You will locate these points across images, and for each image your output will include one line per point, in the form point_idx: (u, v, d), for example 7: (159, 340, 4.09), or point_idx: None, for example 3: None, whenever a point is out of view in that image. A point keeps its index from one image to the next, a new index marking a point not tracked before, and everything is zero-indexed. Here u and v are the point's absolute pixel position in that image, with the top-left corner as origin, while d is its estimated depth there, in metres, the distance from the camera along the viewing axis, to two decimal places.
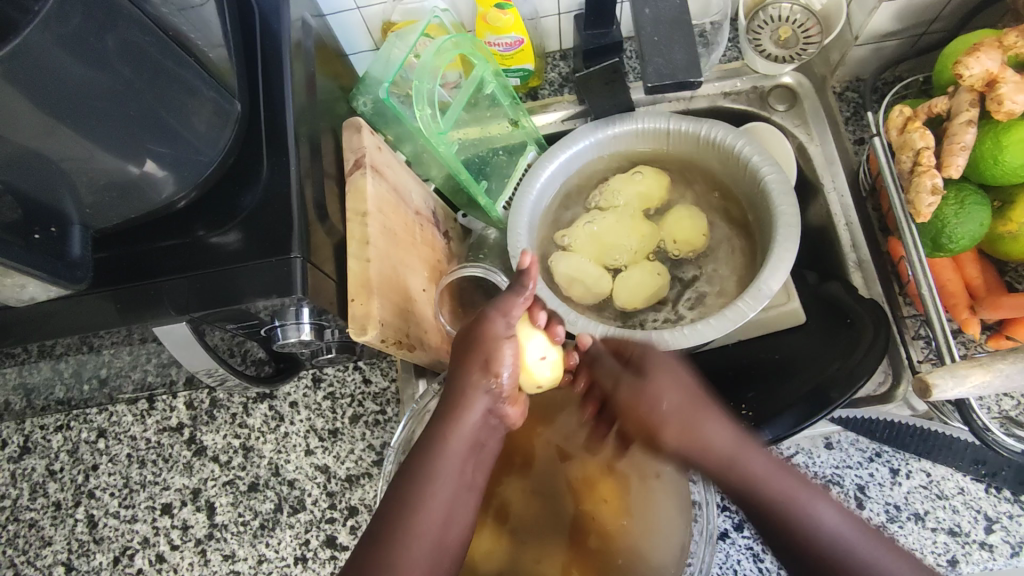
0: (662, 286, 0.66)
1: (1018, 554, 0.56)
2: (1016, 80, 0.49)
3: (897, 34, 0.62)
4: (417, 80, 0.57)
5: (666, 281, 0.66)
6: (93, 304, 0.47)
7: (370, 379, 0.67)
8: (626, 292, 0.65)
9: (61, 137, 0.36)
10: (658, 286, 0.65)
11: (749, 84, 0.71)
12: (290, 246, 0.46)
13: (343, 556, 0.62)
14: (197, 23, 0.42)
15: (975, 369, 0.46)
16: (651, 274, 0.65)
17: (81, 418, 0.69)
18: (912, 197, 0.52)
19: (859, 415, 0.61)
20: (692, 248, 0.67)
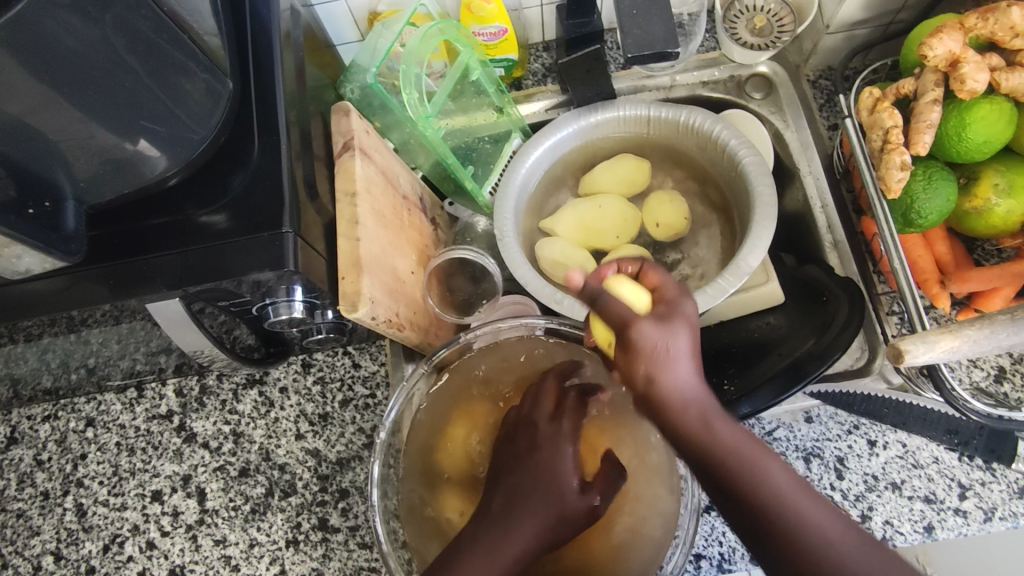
0: None
1: (990, 519, 0.58)
2: (977, 60, 0.51)
3: (866, 23, 0.65)
4: (404, 65, 0.59)
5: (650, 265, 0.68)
6: (85, 282, 0.47)
7: (360, 363, 0.68)
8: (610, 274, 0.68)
9: (56, 110, 0.37)
10: None
11: (726, 73, 0.73)
12: (282, 221, 0.47)
13: (334, 538, 0.63)
14: (190, 3, 0.42)
15: (945, 335, 0.48)
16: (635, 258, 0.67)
17: (69, 408, 0.69)
18: (883, 174, 0.54)
19: (837, 390, 0.63)
20: (677, 231, 0.68)
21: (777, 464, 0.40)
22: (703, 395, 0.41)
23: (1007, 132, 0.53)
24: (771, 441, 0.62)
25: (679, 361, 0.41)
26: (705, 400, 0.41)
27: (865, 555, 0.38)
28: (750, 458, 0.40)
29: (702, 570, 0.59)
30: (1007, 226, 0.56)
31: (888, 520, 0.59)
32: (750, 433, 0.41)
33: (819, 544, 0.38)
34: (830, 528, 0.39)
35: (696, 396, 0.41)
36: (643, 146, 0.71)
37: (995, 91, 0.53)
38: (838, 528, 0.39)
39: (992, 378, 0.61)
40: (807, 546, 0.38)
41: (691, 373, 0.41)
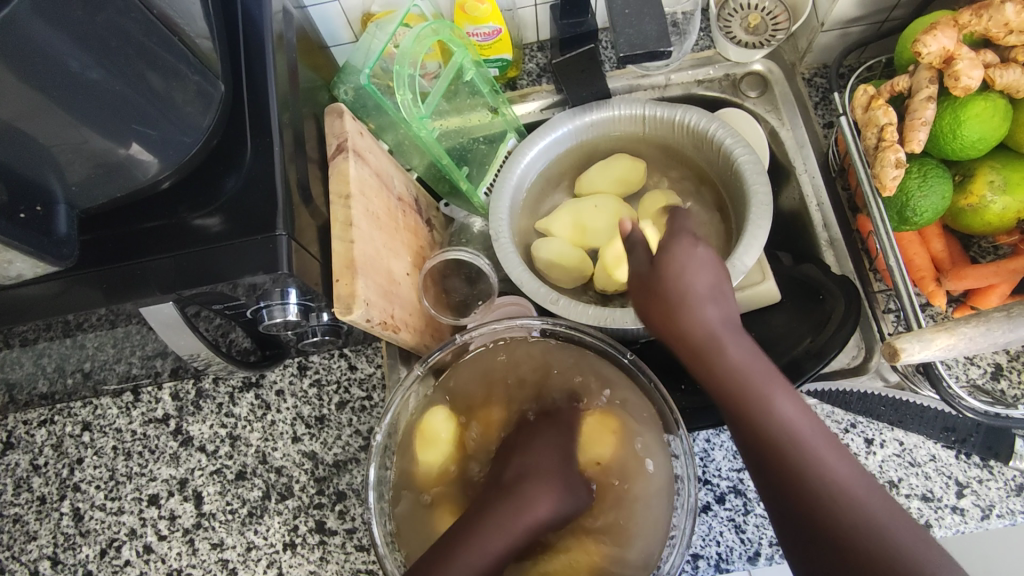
0: None
1: (988, 517, 0.58)
2: (971, 56, 0.51)
3: (861, 20, 0.65)
4: (398, 66, 0.58)
5: None
6: (78, 286, 0.47)
7: (356, 365, 0.68)
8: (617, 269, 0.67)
9: (46, 115, 0.37)
10: None
11: (721, 71, 0.73)
12: (275, 224, 0.47)
13: (331, 540, 0.63)
14: (180, 6, 0.42)
15: (941, 332, 0.48)
16: None
17: (65, 412, 0.69)
18: (878, 172, 0.54)
19: (833, 388, 0.64)
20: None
21: (786, 398, 0.41)
22: (721, 326, 0.43)
23: (1002, 129, 0.52)
24: None
25: (694, 284, 0.43)
26: (725, 338, 0.42)
27: (862, 490, 0.38)
28: (761, 386, 0.41)
29: (700, 570, 0.59)
30: (1003, 223, 0.56)
31: None
32: (768, 366, 0.42)
33: (815, 470, 0.38)
34: (828, 462, 0.39)
35: (715, 326, 0.43)
36: (638, 146, 0.71)
37: (990, 88, 0.53)
38: (846, 471, 0.39)
39: (989, 375, 0.61)
40: (799, 471, 0.39)
41: (714, 300, 0.43)
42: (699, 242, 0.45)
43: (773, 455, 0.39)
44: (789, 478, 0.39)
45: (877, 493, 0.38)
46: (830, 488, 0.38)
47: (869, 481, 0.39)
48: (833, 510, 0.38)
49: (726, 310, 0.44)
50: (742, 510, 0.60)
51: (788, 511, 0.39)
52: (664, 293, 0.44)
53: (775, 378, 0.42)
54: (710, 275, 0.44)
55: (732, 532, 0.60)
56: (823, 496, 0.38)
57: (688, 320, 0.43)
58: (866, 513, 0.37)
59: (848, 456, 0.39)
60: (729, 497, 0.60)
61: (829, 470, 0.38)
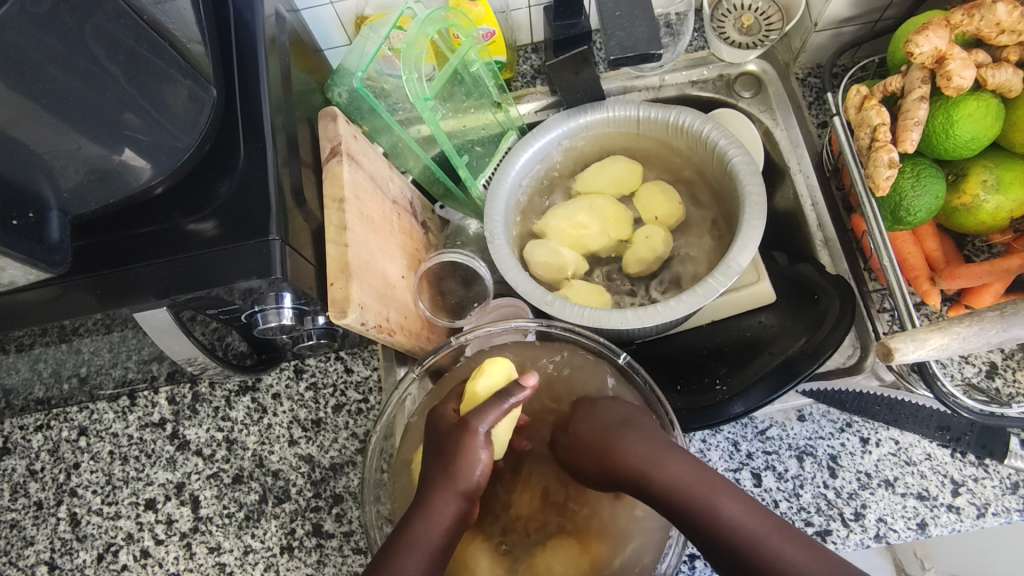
0: (658, 249, 0.67)
1: (984, 515, 0.58)
2: (963, 56, 0.51)
3: (854, 20, 0.65)
4: (405, 45, 0.57)
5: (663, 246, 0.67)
6: (72, 292, 0.47)
7: (352, 368, 0.68)
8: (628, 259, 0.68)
9: (38, 122, 0.37)
10: (655, 250, 0.67)
11: (715, 72, 0.73)
12: (269, 228, 0.47)
13: (329, 543, 0.62)
14: (171, 12, 0.42)
15: (934, 332, 0.48)
16: (647, 238, 0.67)
17: (61, 417, 0.69)
18: (871, 172, 0.54)
19: (828, 388, 0.64)
20: (673, 220, 0.68)
21: (677, 460, 0.49)
22: (647, 461, 0.49)
23: (994, 128, 0.53)
24: (764, 440, 0.62)
25: (611, 410, 0.53)
26: (619, 434, 0.51)
27: (757, 525, 0.45)
28: (658, 457, 0.49)
29: (696, 570, 0.59)
30: (996, 222, 0.56)
31: (882, 518, 0.59)
32: (658, 436, 0.51)
33: (720, 519, 0.46)
34: (721, 506, 0.46)
35: (607, 430, 0.51)
36: (633, 146, 0.71)
37: (982, 88, 0.53)
38: (736, 509, 0.46)
39: (984, 374, 0.61)
40: (703, 518, 0.46)
41: (608, 417, 0.52)
42: (599, 399, 0.55)
43: (680, 506, 0.47)
44: (700, 527, 0.46)
45: (772, 522, 0.45)
46: (730, 526, 0.45)
47: (759, 514, 0.46)
48: (746, 545, 0.45)
49: (624, 413, 0.53)
50: None
51: (715, 547, 0.46)
52: (578, 439, 0.52)
53: (668, 449, 0.50)
54: (614, 406, 0.54)
55: None
56: (730, 538, 0.45)
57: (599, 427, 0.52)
58: (775, 551, 0.44)
59: (745, 500, 0.47)
60: None
61: (729, 514, 0.46)
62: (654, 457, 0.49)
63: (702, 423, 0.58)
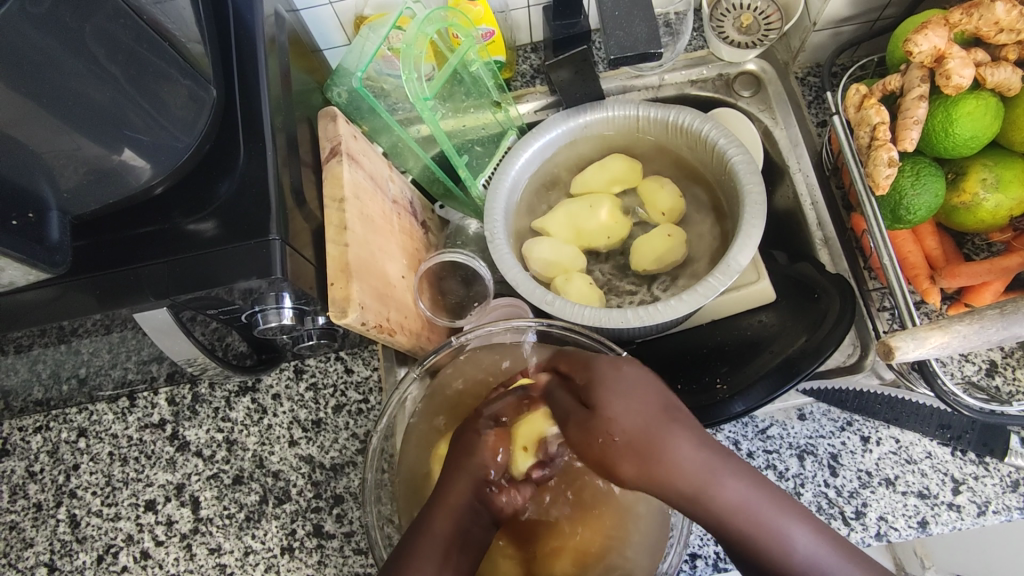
0: (674, 247, 0.66)
1: (984, 513, 0.58)
2: (962, 55, 0.51)
3: (852, 19, 0.65)
4: (405, 45, 0.57)
5: (679, 243, 0.66)
6: (72, 292, 0.47)
7: (352, 368, 0.68)
8: (640, 255, 0.67)
9: (37, 122, 0.37)
10: (668, 248, 0.66)
11: (715, 71, 0.73)
12: (269, 228, 0.47)
13: (329, 544, 0.62)
14: (170, 11, 0.42)
15: (935, 330, 0.48)
16: (660, 236, 0.66)
17: (60, 418, 0.69)
18: (871, 171, 0.54)
19: (828, 386, 0.64)
20: (678, 212, 0.68)
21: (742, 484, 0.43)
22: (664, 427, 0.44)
23: (993, 127, 0.53)
24: (764, 439, 0.62)
25: (626, 412, 0.45)
26: (666, 437, 0.44)
27: (822, 548, 0.42)
28: (708, 484, 0.43)
29: (698, 569, 0.59)
30: (995, 221, 0.56)
31: (883, 516, 0.59)
32: (708, 449, 0.44)
33: (784, 545, 0.42)
34: (789, 530, 0.42)
35: (649, 424, 0.44)
36: (633, 145, 0.71)
37: (981, 87, 0.53)
38: (807, 538, 0.42)
39: (984, 372, 0.61)
40: (771, 554, 0.42)
41: (648, 407, 0.45)
42: (624, 361, 0.48)
43: (739, 537, 0.43)
44: (750, 550, 0.42)
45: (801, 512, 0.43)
46: (794, 551, 0.42)
47: (822, 533, 0.43)
48: (784, 557, 0.42)
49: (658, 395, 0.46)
50: None
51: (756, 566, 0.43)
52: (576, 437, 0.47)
53: (675, 423, 0.44)
54: (648, 394, 0.46)
55: None
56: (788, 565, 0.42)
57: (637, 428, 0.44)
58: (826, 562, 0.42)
59: (799, 510, 0.44)
60: None
61: (794, 538, 0.42)
62: (655, 437, 0.44)
63: (702, 422, 0.58)
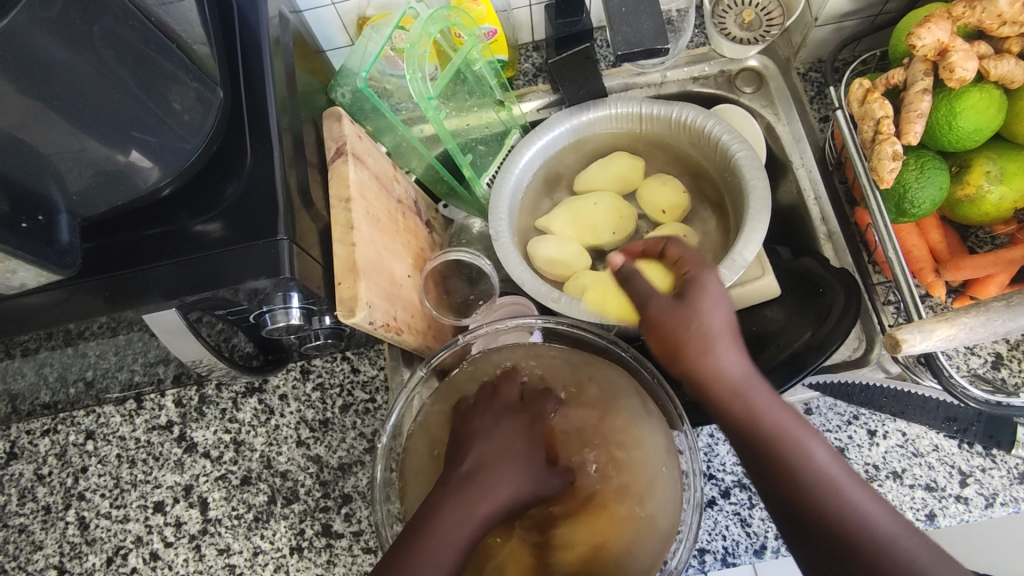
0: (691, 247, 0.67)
1: (992, 506, 0.58)
2: (965, 48, 0.51)
3: (855, 14, 0.65)
4: (408, 45, 0.57)
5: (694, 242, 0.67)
6: (81, 294, 0.47)
7: (359, 368, 0.68)
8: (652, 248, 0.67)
9: (48, 124, 0.37)
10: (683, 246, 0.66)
11: (716, 68, 0.73)
12: (276, 228, 0.47)
13: (338, 543, 0.63)
14: (178, 15, 0.42)
15: (942, 323, 0.48)
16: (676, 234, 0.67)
17: (68, 421, 0.69)
18: (875, 164, 0.54)
19: (835, 380, 0.64)
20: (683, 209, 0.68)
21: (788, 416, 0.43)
22: (744, 380, 0.43)
23: (997, 119, 0.53)
24: None
25: (716, 312, 0.44)
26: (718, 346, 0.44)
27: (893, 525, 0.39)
28: (762, 411, 0.42)
29: (706, 564, 0.59)
30: (1000, 214, 0.56)
31: None
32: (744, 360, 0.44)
33: (846, 506, 0.40)
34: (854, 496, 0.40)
35: (719, 332, 0.44)
36: (637, 142, 0.71)
37: (984, 79, 0.53)
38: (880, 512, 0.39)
39: (989, 364, 0.61)
40: (790, 457, 0.41)
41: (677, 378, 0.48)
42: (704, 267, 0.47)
43: (811, 487, 0.40)
44: (769, 457, 0.41)
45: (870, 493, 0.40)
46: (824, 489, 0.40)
47: (847, 467, 0.41)
48: (821, 502, 0.40)
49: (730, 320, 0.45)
50: (748, 505, 0.60)
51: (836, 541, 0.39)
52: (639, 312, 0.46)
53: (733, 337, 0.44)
54: (722, 311, 0.44)
55: (738, 526, 0.60)
56: (856, 532, 0.39)
57: (695, 335, 0.44)
58: (864, 514, 0.39)
59: (826, 446, 0.42)
60: (734, 491, 0.61)
61: (814, 460, 0.41)
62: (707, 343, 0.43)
63: (706, 417, 0.59)
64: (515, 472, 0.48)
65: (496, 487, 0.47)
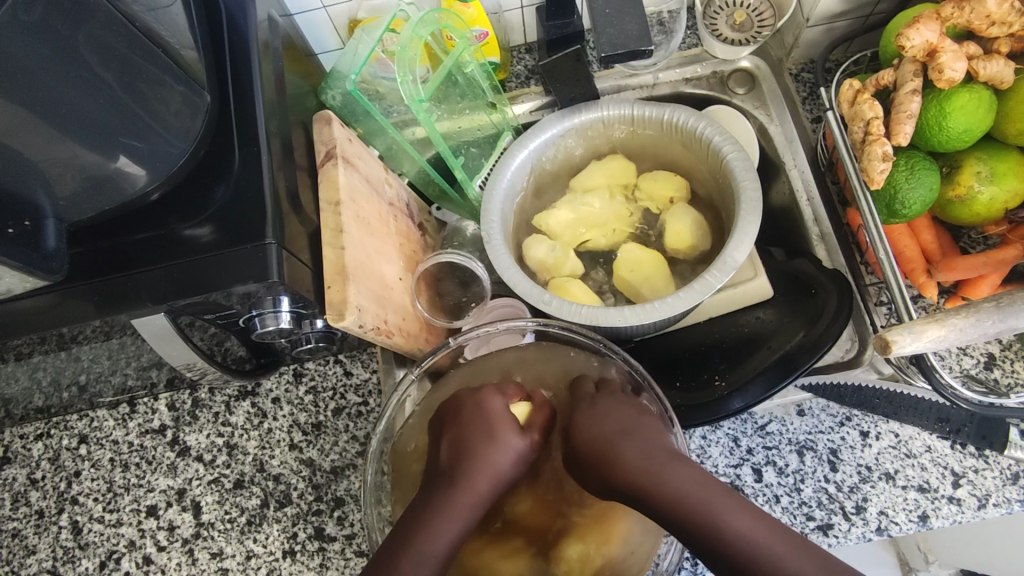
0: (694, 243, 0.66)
1: (984, 507, 0.58)
2: (954, 49, 0.51)
3: (846, 15, 0.65)
4: (399, 48, 0.57)
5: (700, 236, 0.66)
6: (70, 299, 0.47)
7: (352, 371, 0.68)
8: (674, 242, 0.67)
9: (32, 130, 0.37)
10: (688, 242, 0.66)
11: (708, 69, 0.73)
12: (265, 232, 0.47)
13: (331, 547, 0.62)
14: (164, 19, 0.43)
15: (932, 324, 0.48)
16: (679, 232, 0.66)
17: (62, 425, 0.69)
18: (865, 165, 0.54)
19: (825, 381, 0.64)
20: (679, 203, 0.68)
21: (681, 466, 0.47)
22: (614, 432, 0.51)
23: (988, 119, 0.52)
24: (764, 435, 0.62)
25: (602, 407, 0.54)
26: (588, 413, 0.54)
27: (765, 535, 0.43)
28: (655, 467, 0.48)
29: (699, 566, 0.59)
30: (991, 214, 0.56)
31: (883, 511, 0.59)
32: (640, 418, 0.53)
33: (722, 528, 0.44)
34: (727, 517, 0.44)
35: (609, 437, 0.51)
36: (629, 143, 0.71)
37: (974, 80, 0.53)
38: (751, 524, 0.43)
39: (982, 365, 0.61)
40: (710, 530, 0.44)
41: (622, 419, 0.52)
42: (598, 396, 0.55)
43: (682, 518, 0.45)
44: (706, 545, 0.44)
45: (809, 553, 0.42)
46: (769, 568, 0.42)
47: (787, 538, 0.43)
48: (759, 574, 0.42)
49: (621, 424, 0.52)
50: None
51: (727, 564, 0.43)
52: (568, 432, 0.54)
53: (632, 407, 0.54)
54: (613, 418, 0.52)
55: None
56: (736, 552, 0.43)
57: (574, 429, 0.53)
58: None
59: (754, 510, 0.45)
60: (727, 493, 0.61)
61: (741, 531, 0.43)
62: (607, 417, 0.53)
63: (700, 419, 0.59)
64: (492, 459, 0.51)
65: (477, 472, 0.50)
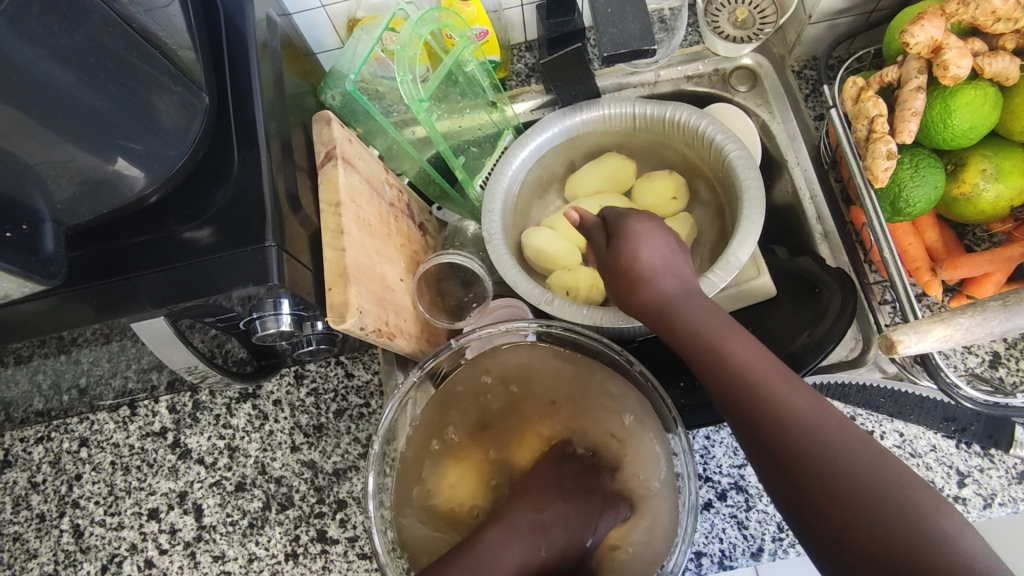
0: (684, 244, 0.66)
1: (990, 506, 0.58)
2: (959, 45, 0.51)
3: (849, 11, 0.64)
4: (399, 48, 0.57)
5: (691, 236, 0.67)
6: (68, 303, 0.47)
7: (353, 373, 0.68)
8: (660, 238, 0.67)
9: (29, 133, 0.36)
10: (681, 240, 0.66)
11: (710, 66, 0.73)
12: (265, 235, 0.46)
13: (333, 549, 0.62)
14: (163, 21, 0.42)
15: (937, 323, 0.47)
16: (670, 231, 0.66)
17: (62, 429, 0.69)
18: (869, 163, 0.54)
19: (833, 381, 0.63)
20: (677, 203, 0.68)
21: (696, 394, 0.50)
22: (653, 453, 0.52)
23: (992, 117, 0.52)
24: None
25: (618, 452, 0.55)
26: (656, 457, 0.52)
27: (761, 365, 0.44)
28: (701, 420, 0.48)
29: (703, 567, 0.59)
30: (996, 212, 0.55)
31: None
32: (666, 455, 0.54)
33: (722, 355, 0.45)
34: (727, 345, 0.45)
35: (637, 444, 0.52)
36: (630, 142, 0.70)
37: (979, 77, 0.52)
38: (751, 355, 0.44)
39: (987, 363, 0.61)
40: (709, 354, 0.45)
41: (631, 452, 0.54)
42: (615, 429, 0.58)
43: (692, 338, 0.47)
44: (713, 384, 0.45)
45: (855, 433, 0.40)
46: (794, 418, 0.41)
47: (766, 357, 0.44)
48: (791, 433, 0.40)
49: (681, 280, 0.51)
50: (744, 507, 0.60)
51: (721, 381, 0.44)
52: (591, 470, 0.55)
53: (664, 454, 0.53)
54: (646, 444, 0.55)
55: (734, 528, 0.59)
56: (728, 371, 0.44)
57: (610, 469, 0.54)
58: (840, 452, 0.39)
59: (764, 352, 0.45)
60: (730, 493, 0.60)
61: (783, 399, 0.42)
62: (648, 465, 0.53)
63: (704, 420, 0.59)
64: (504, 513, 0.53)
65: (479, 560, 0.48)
